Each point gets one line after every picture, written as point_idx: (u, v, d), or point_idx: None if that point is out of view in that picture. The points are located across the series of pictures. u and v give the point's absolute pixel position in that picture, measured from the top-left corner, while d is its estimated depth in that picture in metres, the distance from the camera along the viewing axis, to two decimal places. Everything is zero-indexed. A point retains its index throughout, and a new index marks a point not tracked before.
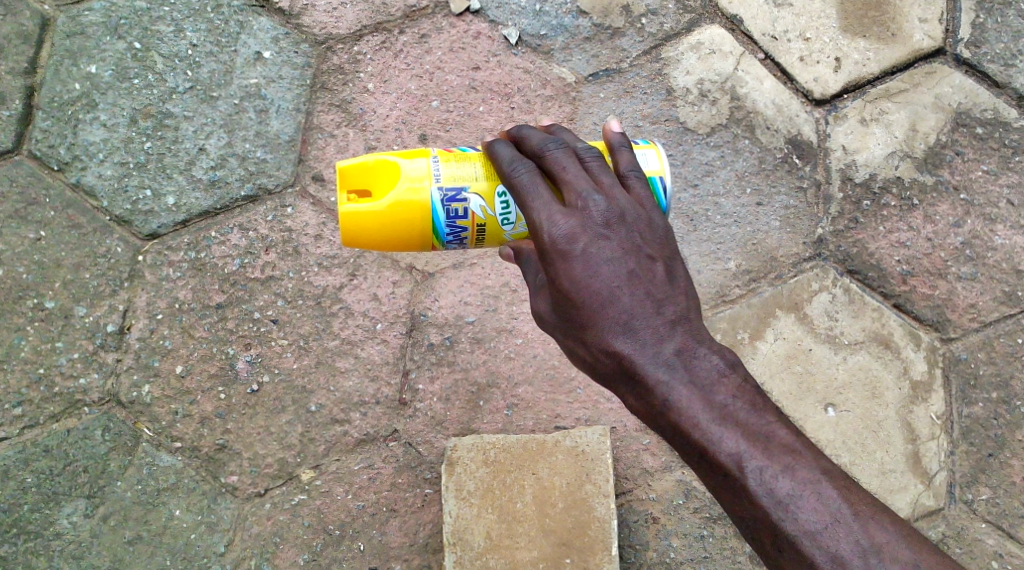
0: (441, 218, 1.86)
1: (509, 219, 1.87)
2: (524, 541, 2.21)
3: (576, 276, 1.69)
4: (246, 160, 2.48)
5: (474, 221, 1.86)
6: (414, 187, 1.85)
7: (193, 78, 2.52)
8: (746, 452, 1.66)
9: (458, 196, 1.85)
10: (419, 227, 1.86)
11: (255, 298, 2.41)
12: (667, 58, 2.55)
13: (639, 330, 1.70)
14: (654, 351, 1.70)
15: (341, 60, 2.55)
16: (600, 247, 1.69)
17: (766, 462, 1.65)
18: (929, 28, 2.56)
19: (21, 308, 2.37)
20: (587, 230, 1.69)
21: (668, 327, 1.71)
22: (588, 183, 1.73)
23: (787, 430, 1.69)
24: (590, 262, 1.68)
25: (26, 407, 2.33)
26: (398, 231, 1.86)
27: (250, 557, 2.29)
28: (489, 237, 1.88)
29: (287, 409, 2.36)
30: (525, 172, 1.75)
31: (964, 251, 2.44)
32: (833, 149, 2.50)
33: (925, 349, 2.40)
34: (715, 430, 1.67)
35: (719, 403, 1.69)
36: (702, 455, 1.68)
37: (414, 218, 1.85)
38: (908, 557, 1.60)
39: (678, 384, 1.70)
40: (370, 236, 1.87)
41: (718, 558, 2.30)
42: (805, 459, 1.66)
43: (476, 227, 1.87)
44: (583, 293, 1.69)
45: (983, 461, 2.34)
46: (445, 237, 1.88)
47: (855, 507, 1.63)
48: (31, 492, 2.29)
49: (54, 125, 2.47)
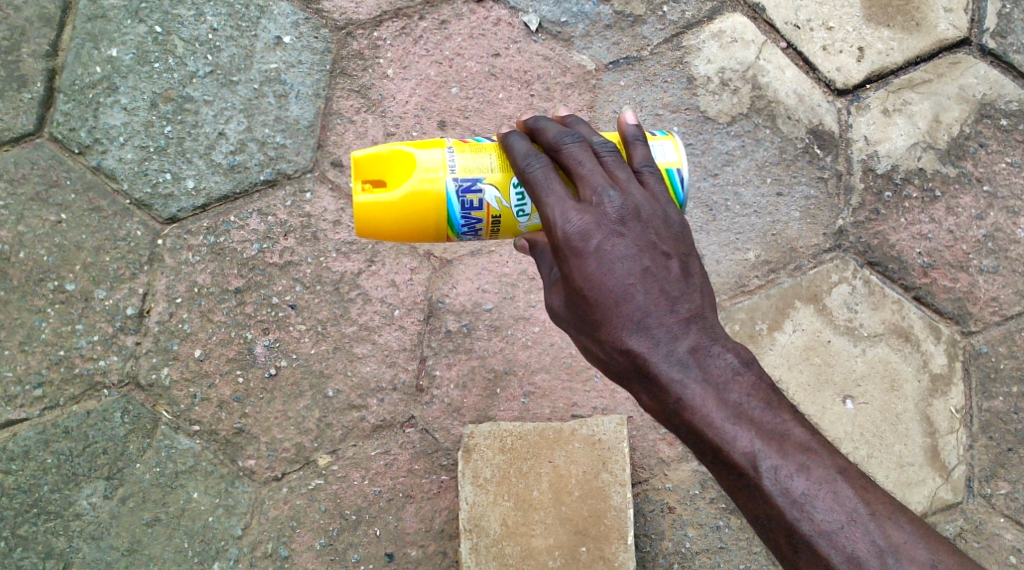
0: (457, 210, 1.86)
1: (524, 211, 1.87)
2: (540, 529, 2.21)
3: (590, 274, 1.69)
4: (266, 145, 2.48)
5: (490, 213, 1.86)
6: (429, 177, 1.84)
7: (213, 62, 2.52)
8: (761, 451, 1.65)
9: (473, 187, 1.85)
10: (434, 218, 1.86)
11: (274, 283, 2.41)
12: (689, 46, 2.53)
13: (652, 327, 1.69)
14: (668, 349, 1.69)
15: (361, 45, 2.54)
16: (614, 244, 1.69)
17: (781, 461, 1.64)
18: (953, 19, 2.53)
19: (41, 290, 2.38)
20: (601, 226, 1.69)
21: (682, 324, 1.70)
22: (603, 178, 1.73)
23: (802, 428, 1.68)
24: (604, 260, 1.69)
25: (46, 388, 2.35)
26: (413, 221, 1.86)
27: (267, 541, 2.30)
28: (504, 228, 1.88)
29: (305, 394, 2.37)
30: (540, 165, 1.75)
31: (986, 244, 2.43)
32: (855, 139, 2.48)
33: (945, 342, 2.38)
34: (729, 428, 1.67)
35: (733, 401, 1.68)
36: (716, 453, 1.68)
37: (429, 209, 1.85)
38: (924, 557, 1.60)
39: (692, 382, 1.69)
40: (384, 227, 1.87)
41: (733, 549, 2.31)
42: (821, 457, 1.66)
43: (491, 219, 1.87)
44: (597, 290, 1.69)
45: (1002, 456, 2.34)
46: (460, 228, 1.88)
47: (872, 507, 1.63)
48: (51, 472, 2.31)
49: (75, 108, 2.47)
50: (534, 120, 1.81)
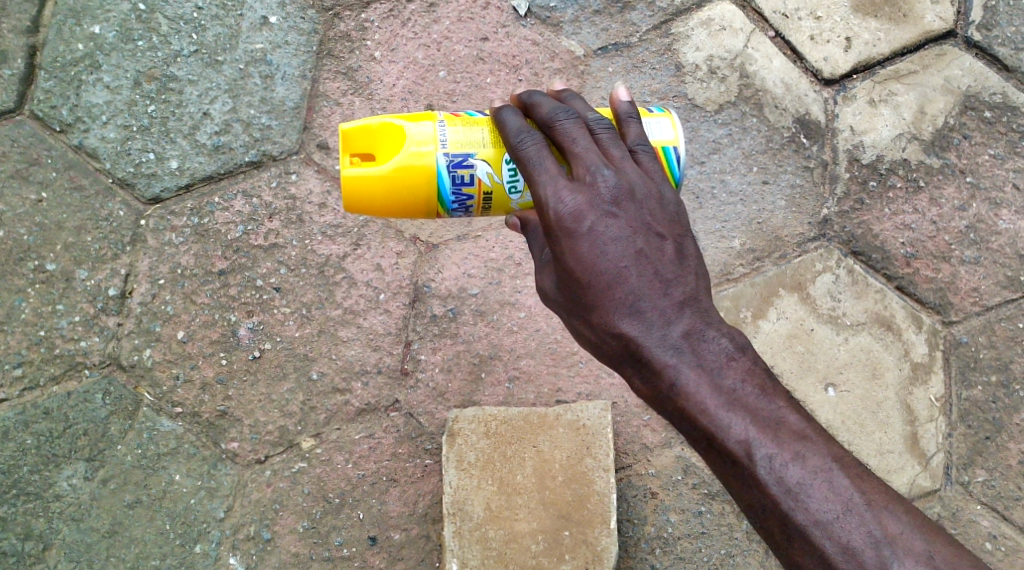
0: (447, 184, 1.85)
1: (516, 188, 1.86)
2: (523, 513, 2.21)
3: (582, 255, 1.69)
4: (251, 126, 2.46)
5: (480, 188, 1.85)
6: (420, 151, 1.84)
7: (197, 41, 2.49)
8: (756, 439, 1.66)
9: (464, 162, 1.84)
10: (424, 191, 1.85)
11: (258, 265, 2.40)
12: (677, 34, 2.53)
13: (645, 312, 1.70)
14: (661, 333, 1.70)
15: (348, 27, 2.53)
16: (607, 224, 1.69)
17: (776, 450, 1.66)
18: (940, 10, 2.55)
19: (21, 270, 2.36)
20: (594, 206, 1.69)
21: (675, 309, 1.71)
22: (597, 156, 1.73)
23: (797, 415, 1.70)
24: (596, 241, 1.69)
25: (26, 368, 2.32)
26: (402, 195, 1.85)
27: (249, 524, 2.29)
28: (495, 205, 1.88)
29: (289, 376, 2.36)
30: (532, 143, 1.74)
31: (968, 234, 2.45)
32: (841, 129, 2.49)
33: (926, 331, 2.41)
34: (723, 415, 1.68)
35: (727, 387, 1.70)
36: (710, 441, 1.69)
37: (419, 183, 1.84)
38: (921, 547, 1.61)
39: (686, 367, 1.70)
40: (371, 201, 1.86)
41: (715, 534, 2.32)
42: (816, 445, 1.67)
43: (482, 195, 1.86)
44: (589, 272, 1.69)
45: (980, 444, 2.36)
46: (450, 204, 1.87)
47: (868, 496, 1.64)
48: (30, 453, 2.29)
49: (57, 86, 2.44)
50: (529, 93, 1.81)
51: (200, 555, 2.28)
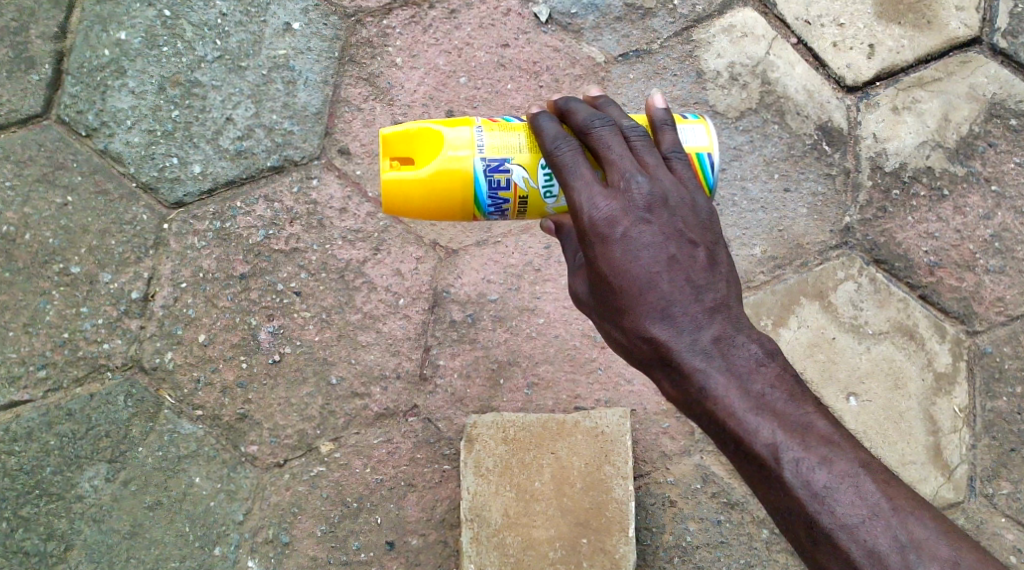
0: (484, 188, 1.85)
1: (551, 193, 1.86)
2: (541, 520, 2.21)
3: (615, 260, 1.69)
4: (273, 131, 2.48)
5: (516, 193, 1.85)
6: (458, 155, 1.84)
7: (221, 47, 2.51)
8: (783, 442, 1.65)
9: (500, 166, 1.84)
10: (461, 195, 1.85)
11: (279, 270, 2.41)
12: (698, 40, 2.53)
13: (677, 316, 1.69)
14: (691, 338, 1.70)
15: (370, 33, 2.54)
16: (640, 231, 1.69)
17: (803, 454, 1.65)
18: (965, 17, 2.53)
19: (46, 273, 2.38)
20: (628, 213, 1.69)
21: (706, 314, 1.70)
22: (632, 163, 1.72)
23: (825, 421, 1.68)
24: (629, 246, 1.69)
25: (50, 370, 2.35)
26: (439, 198, 1.85)
27: (267, 527, 2.30)
28: (530, 209, 1.88)
29: (308, 380, 2.37)
30: (568, 149, 1.74)
31: (993, 243, 2.42)
32: (864, 137, 2.47)
33: (950, 341, 2.38)
34: (751, 419, 1.67)
35: (757, 392, 1.69)
36: (738, 444, 1.68)
37: (456, 187, 1.85)
38: (947, 555, 1.58)
39: (716, 371, 1.70)
40: (411, 206, 1.87)
41: (734, 544, 2.30)
42: (844, 451, 1.65)
43: (517, 201, 1.86)
44: (622, 277, 1.69)
45: (1005, 456, 2.33)
46: (486, 208, 1.87)
47: (894, 502, 1.62)
48: (53, 454, 2.31)
49: (84, 91, 2.47)
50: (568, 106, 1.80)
51: (219, 557, 2.29)
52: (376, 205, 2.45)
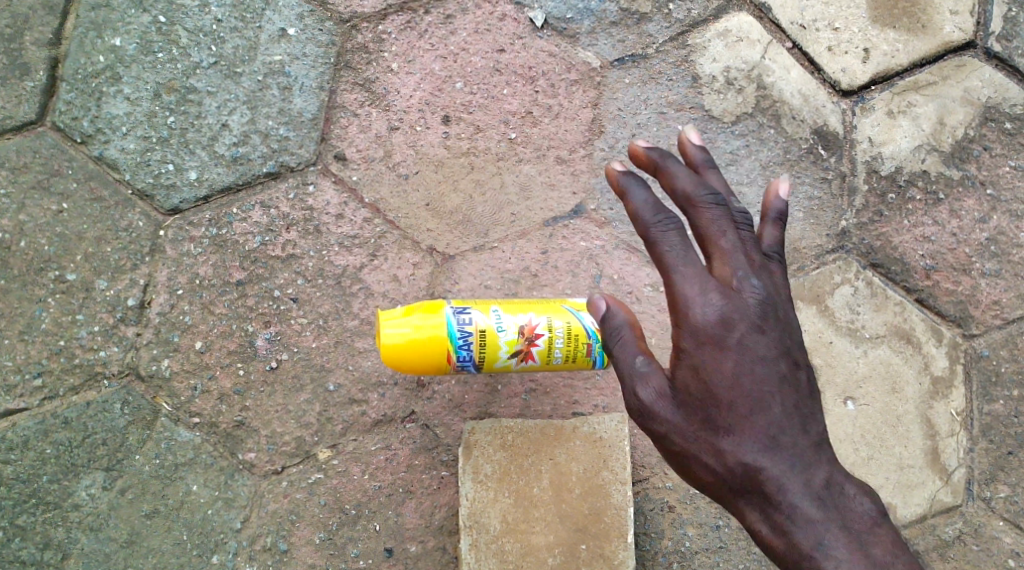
0: (455, 338, 2.12)
1: (503, 326, 2.15)
2: (540, 526, 2.22)
3: (718, 368, 1.76)
4: (269, 137, 2.46)
5: (477, 331, 2.14)
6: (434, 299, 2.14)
7: (216, 53, 2.49)
8: (833, 538, 1.73)
9: (464, 315, 2.14)
10: (439, 346, 2.12)
11: (276, 276, 2.41)
12: (694, 45, 2.52)
13: (755, 422, 1.76)
14: (758, 437, 1.76)
15: (365, 39, 2.52)
16: (756, 338, 1.76)
17: (849, 554, 1.72)
18: (959, 21, 2.52)
19: (42, 280, 2.38)
20: (744, 316, 1.76)
21: (786, 418, 1.77)
22: (744, 261, 1.80)
23: (867, 508, 1.77)
24: (743, 353, 1.76)
25: (46, 378, 2.34)
26: (424, 342, 2.11)
27: (266, 534, 2.30)
28: (489, 349, 2.15)
29: (306, 387, 2.37)
30: (675, 230, 1.80)
31: (988, 247, 2.43)
32: (860, 140, 2.47)
33: (946, 345, 2.39)
34: (799, 510, 1.74)
35: (815, 483, 1.76)
36: (780, 532, 1.75)
37: (435, 330, 2.12)
38: None
39: (777, 470, 1.75)
40: (398, 354, 2.10)
41: (733, 548, 2.31)
42: (890, 548, 1.74)
43: (480, 342, 2.14)
44: (715, 387, 1.76)
45: (1002, 459, 2.36)
46: (458, 357, 2.13)
47: None
48: (49, 463, 2.31)
49: (78, 97, 2.45)
50: (659, 173, 1.89)
51: (217, 565, 2.29)
52: (373, 211, 2.45)
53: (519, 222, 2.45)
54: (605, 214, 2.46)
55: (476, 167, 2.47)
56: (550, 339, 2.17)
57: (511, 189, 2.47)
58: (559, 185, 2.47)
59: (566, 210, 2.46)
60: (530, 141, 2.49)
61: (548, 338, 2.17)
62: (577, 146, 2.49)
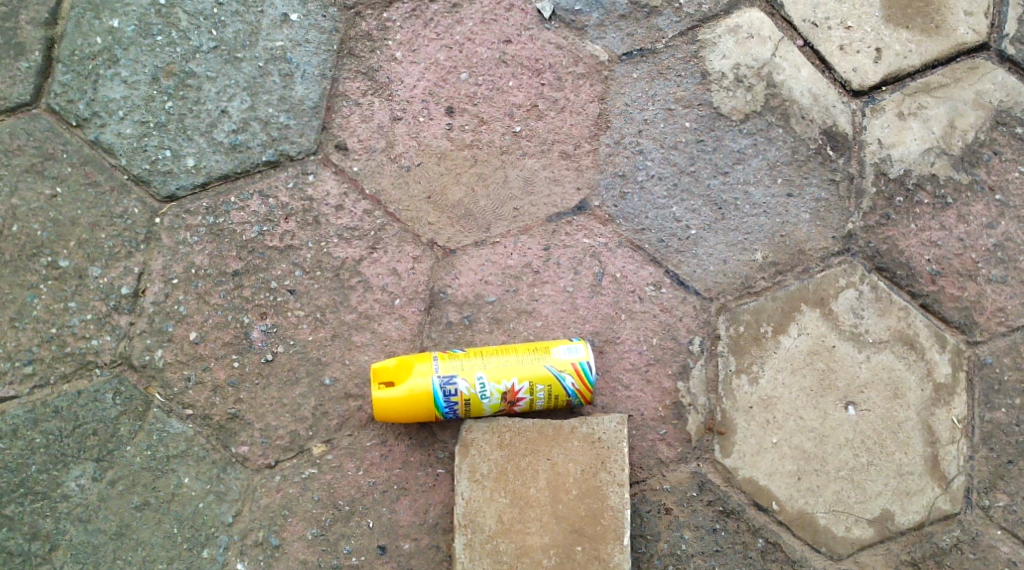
0: (438, 404, 2.22)
1: (486, 393, 2.22)
2: (535, 527, 2.20)
3: None
4: (269, 124, 2.42)
5: (462, 398, 2.22)
6: (419, 386, 2.22)
7: (217, 37, 2.44)
8: None
9: (449, 382, 2.21)
10: (423, 415, 2.24)
11: (273, 267, 2.37)
12: (704, 41, 2.48)
13: None
14: None
15: (369, 26, 2.48)
16: None
17: None
18: (973, 22, 2.49)
19: (33, 266, 2.33)
20: None
21: None
22: None
23: None
24: None
25: (37, 366, 2.30)
26: (410, 416, 2.23)
27: (257, 529, 2.28)
28: (473, 411, 2.24)
29: (301, 381, 2.33)
30: None
31: (995, 253, 2.40)
32: (869, 142, 2.43)
33: (950, 351, 2.36)
34: None
35: None
36: None
37: (420, 416, 2.24)
38: None
39: None
40: (389, 414, 2.22)
41: (729, 552, 2.29)
42: None
43: (464, 406, 2.23)
44: None
45: (1003, 468, 2.33)
46: (441, 413, 2.24)
47: None
48: (39, 452, 2.27)
49: (74, 80, 2.40)
50: None
51: (207, 559, 2.26)
52: (373, 203, 2.41)
53: (522, 217, 2.41)
54: (609, 211, 2.42)
55: (479, 160, 2.43)
56: (531, 400, 2.24)
57: (514, 183, 2.43)
58: (563, 180, 2.43)
59: (570, 205, 2.42)
60: (535, 134, 2.45)
61: (530, 400, 2.24)
62: (582, 141, 2.45)
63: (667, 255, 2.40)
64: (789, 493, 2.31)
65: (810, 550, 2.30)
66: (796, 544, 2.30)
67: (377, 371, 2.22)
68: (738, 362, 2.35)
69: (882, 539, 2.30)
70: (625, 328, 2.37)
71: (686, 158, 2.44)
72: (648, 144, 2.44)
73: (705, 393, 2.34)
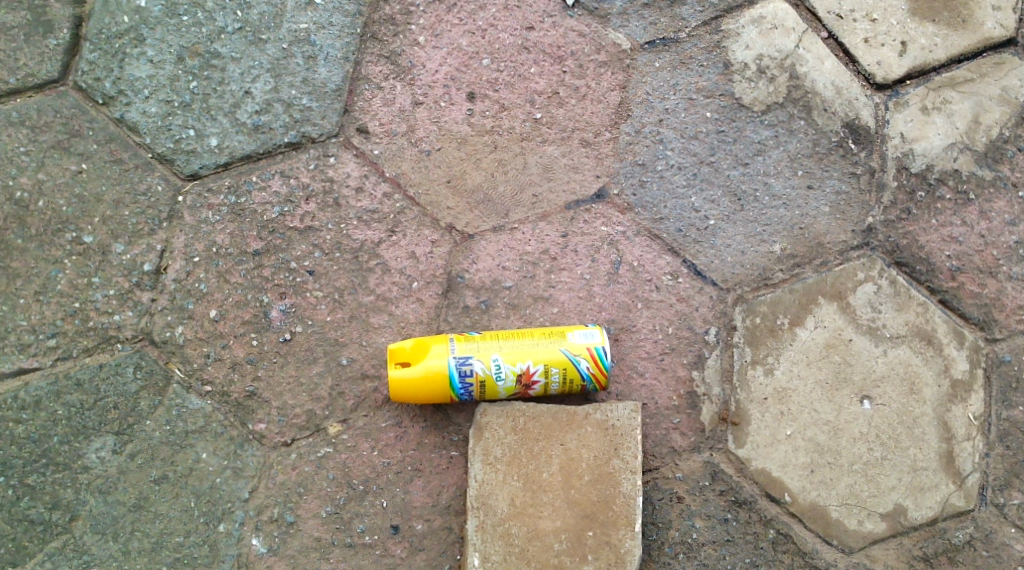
0: (454, 384, 2.23)
1: (502, 375, 2.23)
2: (547, 511, 2.21)
3: None
4: (292, 106, 2.43)
5: (477, 379, 2.23)
6: (436, 367, 2.22)
7: (242, 18, 2.46)
8: None
9: (465, 363, 2.22)
10: (439, 397, 2.24)
11: (293, 248, 2.39)
12: (727, 31, 2.47)
13: None
14: None
15: (393, 10, 2.49)
16: None
17: None
18: (1001, 17, 2.47)
19: (58, 241, 2.37)
20: None
21: None
22: None
23: None
24: None
25: (60, 339, 2.34)
26: (425, 397, 2.24)
27: (273, 506, 2.30)
28: (488, 393, 2.25)
29: (319, 360, 2.36)
30: None
31: (1016, 250, 2.39)
32: (891, 136, 2.42)
33: (968, 347, 2.36)
34: None
35: None
36: None
37: (435, 398, 2.24)
38: None
39: None
40: (405, 395, 2.23)
41: (740, 542, 2.30)
42: None
43: (479, 387, 2.24)
44: None
45: (1018, 466, 2.33)
46: (457, 396, 2.25)
47: None
48: (61, 424, 2.31)
49: (101, 58, 2.43)
50: None
51: (223, 534, 2.29)
52: (393, 186, 2.42)
53: (540, 204, 2.42)
54: (628, 200, 2.42)
55: (499, 146, 2.44)
56: (546, 383, 2.25)
57: (533, 170, 2.43)
58: (583, 167, 2.44)
59: (588, 193, 2.43)
60: (555, 122, 2.45)
61: (544, 383, 2.25)
62: (603, 129, 2.45)
63: (685, 245, 2.40)
64: (802, 485, 2.31)
65: (821, 542, 2.30)
66: (807, 536, 2.30)
67: (393, 352, 2.24)
68: (753, 353, 2.35)
69: (894, 534, 2.30)
70: (641, 317, 2.37)
71: (707, 149, 2.43)
72: (669, 133, 2.44)
73: (719, 384, 2.35)
